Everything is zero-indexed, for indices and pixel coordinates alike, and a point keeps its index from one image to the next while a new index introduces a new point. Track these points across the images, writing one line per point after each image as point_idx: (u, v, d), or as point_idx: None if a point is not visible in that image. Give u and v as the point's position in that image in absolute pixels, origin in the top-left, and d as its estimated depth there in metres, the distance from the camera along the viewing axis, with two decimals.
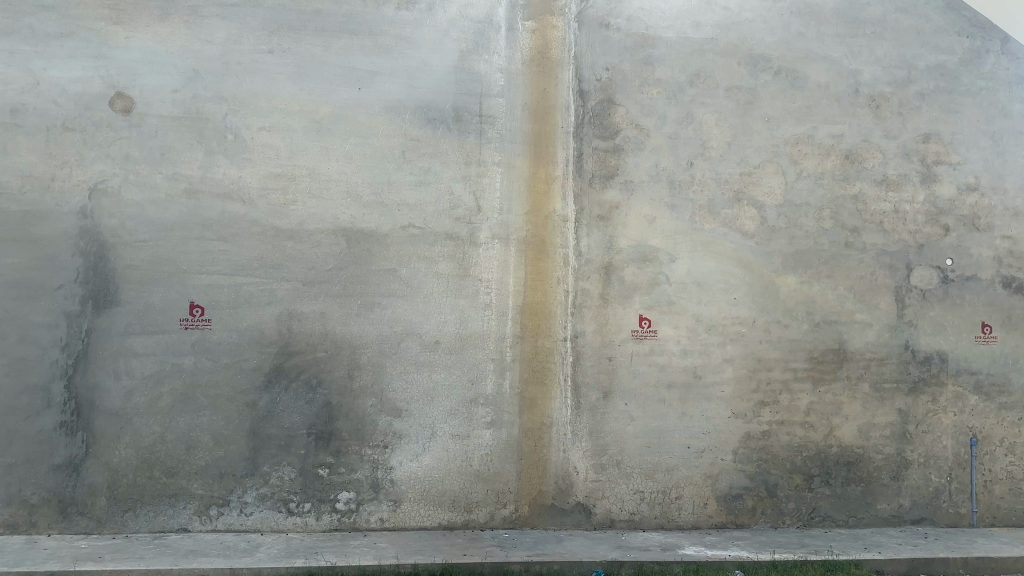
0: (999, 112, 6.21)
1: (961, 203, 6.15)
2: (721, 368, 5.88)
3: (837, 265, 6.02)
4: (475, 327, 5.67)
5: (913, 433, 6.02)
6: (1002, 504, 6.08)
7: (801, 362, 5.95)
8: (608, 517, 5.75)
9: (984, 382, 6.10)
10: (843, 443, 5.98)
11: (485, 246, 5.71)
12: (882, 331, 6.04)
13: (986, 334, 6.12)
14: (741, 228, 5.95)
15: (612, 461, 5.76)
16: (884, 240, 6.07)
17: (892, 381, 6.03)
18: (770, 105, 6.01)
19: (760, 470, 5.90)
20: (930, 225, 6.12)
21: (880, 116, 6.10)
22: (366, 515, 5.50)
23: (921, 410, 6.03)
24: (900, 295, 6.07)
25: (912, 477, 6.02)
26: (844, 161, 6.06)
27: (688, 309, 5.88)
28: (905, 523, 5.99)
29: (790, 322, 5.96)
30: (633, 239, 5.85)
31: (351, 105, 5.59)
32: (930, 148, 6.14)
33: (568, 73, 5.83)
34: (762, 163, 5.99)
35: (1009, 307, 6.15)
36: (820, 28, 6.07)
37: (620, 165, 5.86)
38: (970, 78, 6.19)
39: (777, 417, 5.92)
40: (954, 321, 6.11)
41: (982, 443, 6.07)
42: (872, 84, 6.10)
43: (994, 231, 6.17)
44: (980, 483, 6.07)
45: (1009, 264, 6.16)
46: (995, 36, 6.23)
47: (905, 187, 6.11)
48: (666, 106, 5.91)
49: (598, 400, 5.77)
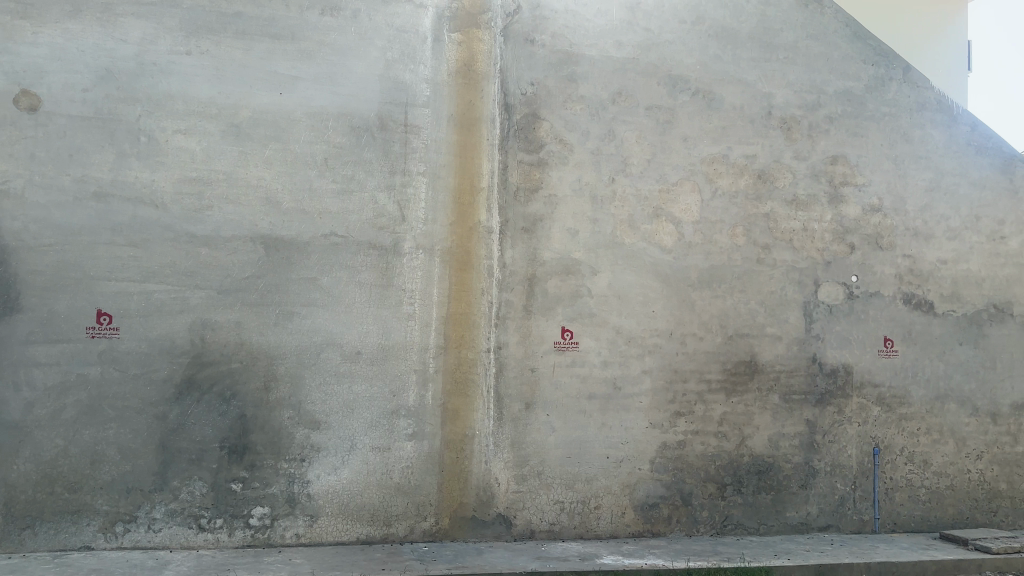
0: (901, 137, 6.55)
1: (866, 223, 6.45)
2: (640, 379, 6.00)
3: (750, 280, 6.23)
4: (397, 338, 5.62)
5: (819, 443, 6.26)
6: (902, 510, 6.37)
7: (715, 373, 6.13)
8: (528, 528, 5.76)
9: (885, 393, 6.40)
10: (754, 453, 6.16)
11: (409, 256, 5.67)
12: (791, 344, 6.27)
13: (887, 347, 6.43)
14: (660, 243, 6.09)
15: (533, 472, 5.79)
16: (794, 257, 6.31)
17: (801, 392, 6.26)
18: (688, 125, 6.19)
19: (676, 479, 6.02)
20: (836, 243, 6.39)
21: (791, 138, 6.35)
22: (281, 530, 5.36)
23: (827, 420, 6.28)
24: (808, 309, 6.31)
25: (819, 485, 6.25)
26: (757, 180, 6.28)
27: (609, 321, 5.97)
28: (812, 530, 6.21)
29: (705, 334, 6.13)
30: (557, 252, 5.92)
31: (271, 110, 5.48)
32: (837, 169, 6.42)
33: (494, 86, 5.87)
34: (680, 181, 6.15)
35: (909, 323, 6.47)
36: (736, 52, 6.29)
37: (544, 178, 5.92)
38: (875, 104, 6.51)
39: (692, 427, 6.06)
40: (858, 335, 6.39)
41: (884, 452, 6.35)
42: (784, 107, 6.35)
43: (896, 250, 6.48)
44: (882, 490, 6.34)
45: (909, 281, 6.49)
46: (897, 65, 6.57)
47: (814, 206, 6.37)
48: (589, 121, 6.02)
49: (520, 411, 5.79)
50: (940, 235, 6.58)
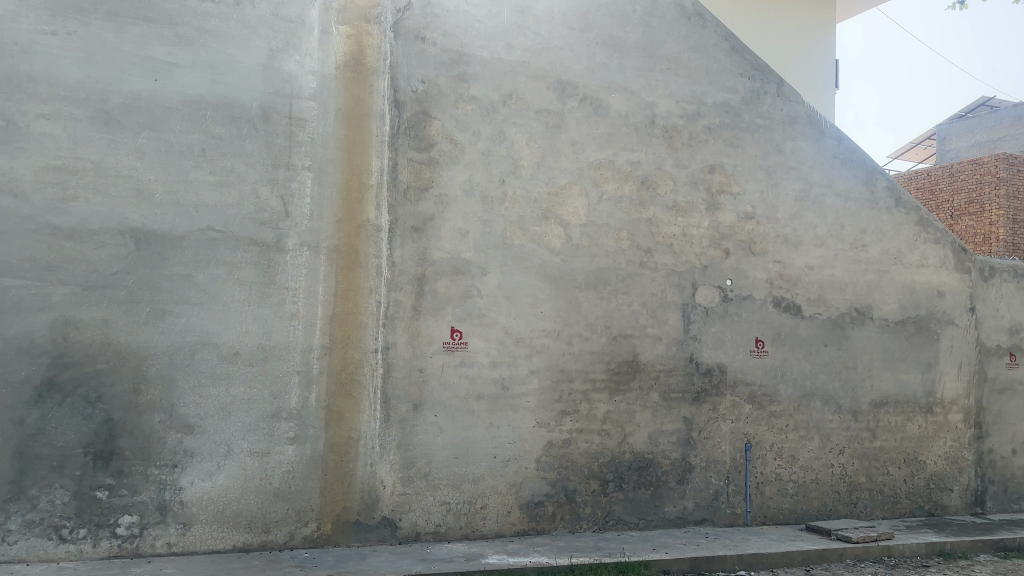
0: (773, 149, 6.92)
1: (741, 229, 6.77)
2: (527, 379, 6.06)
3: (633, 282, 6.41)
4: (279, 338, 5.45)
5: (696, 439, 6.52)
6: (771, 503, 6.71)
7: (599, 373, 6.27)
8: (414, 530, 5.70)
9: (757, 391, 6.74)
10: (636, 450, 6.35)
11: (293, 253, 5.52)
12: (671, 345, 6.50)
13: (759, 348, 6.77)
14: (548, 245, 6.17)
15: (419, 474, 5.74)
16: (674, 261, 6.54)
17: (680, 391, 6.49)
18: (576, 130, 6.31)
19: (560, 477, 6.11)
20: (713, 248, 6.67)
21: (673, 146, 6.60)
22: (150, 539, 5.09)
23: (703, 417, 6.55)
24: (687, 311, 6.56)
25: (695, 480, 6.50)
26: (640, 186, 6.48)
27: (497, 321, 6.00)
28: (688, 523, 6.45)
29: (591, 335, 6.26)
30: (446, 252, 5.89)
31: (146, 97, 5.20)
32: (715, 178, 6.72)
33: (383, 82, 5.79)
34: (568, 184, 6.26)
35: (778, 325, 6.84)
36: (622, 60, 6.48)
37: (434, 177, 5.88)
38: (750, 116, 6.85)
39: (577, 426, 6.18)
40: (733, 336, 6.70)
41: (755, 447, 6.68)
42: (666, 116, 6.59)
43: (769, 256, 6.84)
44: (753, 484, 6.66)
45: (780, 285, 6.85)
46: (771, 80, 6.94)
47: (693, 213, 6.63)
48: (479, 122, 6.03)
49: (407, 412, 5.74)
50: (808, 242, 6.98)
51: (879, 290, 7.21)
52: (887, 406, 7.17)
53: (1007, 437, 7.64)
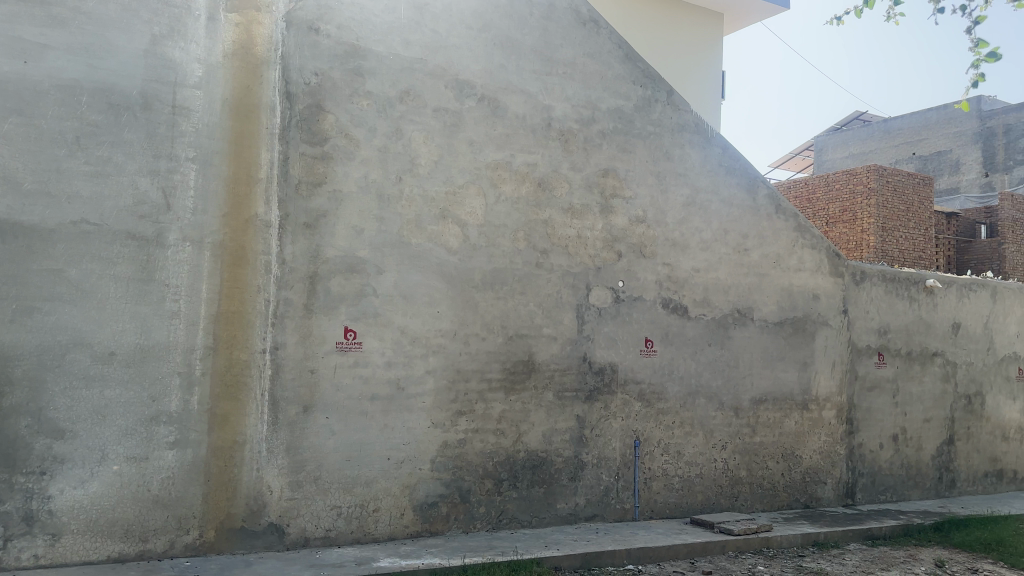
0: (663, 155, 7.16)
1: (633, 232, 6.97)
2: (422, 380, 6.02)
3: (529, 283, 6.47)
4: (160, 337, 5.19)
5: (588, 437, 6.65)
6: (658, 498, 6.93)
7: (495, 372, 6.30)
8: (303, 535, 5.55)
9: (646, 390, 6.95)
10: (529, 449, 6.41)
11: (175, 249, 5.27)
12: (565, 345, 6.60)
13: (648, 347, 6.98)
14: (444, 244, 6.15)
15: (309, 478, 5.60)
16: (569, 262, 6.65)
17: (573, 390, 6.61)
18: (473, 130, 6.32)
19: (454, 478, 6.10)
20: (606, 250, 6.83)
21: (568, 149, 6.71)
22: (15, 552, 4.73)
23: (595, 415, 6.69)
24: (580, 312, 6.68)
25: (586, 478, 6.64)
26: (536, 188, 6.55)
27: (392, 321, 5.92)
28: (579, 520, 6.57)
29: (487, 335, 6.28)
30: (340, 250, 5.77)
31: (13, 79, 4.83)
32: (608, 182, 6.88)
33: (274, 74, 5.62)
34: (465, 184, 6.26)
35: (667, 325, 7.08)
36: (519, 62, 6.54)
37: (327, 173, 5.75)
38: (641, 123, 7.08)
39: (472, 426, 6.18)
40: (624, 336, 6.88)
41: (644, 444, 6.88)
42: (561, 120, 6.70)
43: (658, 259, 7.06)
44: (641, 480, 6.86)
45: (668, 287, 7.10)
46: (661, 88, 7.19)
47: (587, 215, 6.76)
48: (375, 118, 5.94)
49: (297, 414, 5.58)
50: (695, 246, 7.26)
51: (760, 292, 7.58)
52: (766, 403, 7.55)
53: (873, 430, 8.19)
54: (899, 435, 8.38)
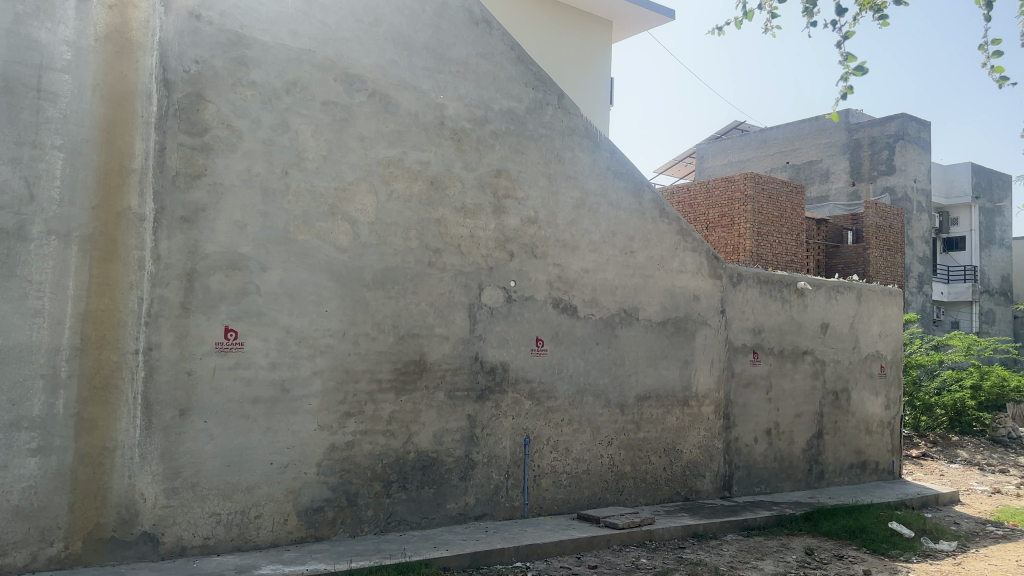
0: (555, 157, 7.27)
1: (524, 233, 7.03)
2: (308, 381, 5.85)
3: (420, 282, 6.41)
4: (19, 338, 4.81)
5: (478, 437, 6.66)
6: (547, 495, 7.03)
7: (385, 373, 6.21)
8: (179, 544, 5.27)
9: (536, 389, 7.03)
10: (419, 449, 6.35)
11: (38, 242, 4.89)
12: (456, 344, 6.58)
13: (539, 347, 7.06)
14: (333, 241, 6.00)
15: (186, 484, 5.33)
16: (461, 262, 6.63)
17: (464, 390, 6.60)
18: (364, 125, 6.20)
19: (342, 480, 5.96)
20: (498, 250, 6.86)
21: (461, 149, 6.70)
22: None
23: (486, 415, 6.71)
24: (472, 311, 6.68)
25: (476, 477, 6.64)
26: (428, 186, 6.50)
27: (277, 320, 5.73)
28: (469, 519, 6.57)
29: (377, 335, 6.18)
30: (221, 246, 5.52)
31: None
32: (501, 182, 6.92)
33: (152, 59, 5.32)
34: (355, 180, 6.13)
35: (557, 325, 7.18)
36: (411, 59, 6.47)
37: (208, 165, 5.49)
38: (533, 124, 7.15)
39: (360, 427, 6.06)
40: (515, 335, 6.92)
41: (533, 442, 6.96)
42: (454, 118, 6.68)
43: (549, 259, 7.16)
44: (531, 478, 6.93)
45: (559, 287, 7.21)
46: (553, 91, 7.30)
47: (480, 215, 6.77)
48: (261, 110, 5.73)
49: (173, 418, 5.30)
50: (584, 247, 7.41)
51: (645, 293, 7.82)
52: (650, 400, 7.80)
53: (748, 425, 8.62)
54: (772, 430, 8.84)
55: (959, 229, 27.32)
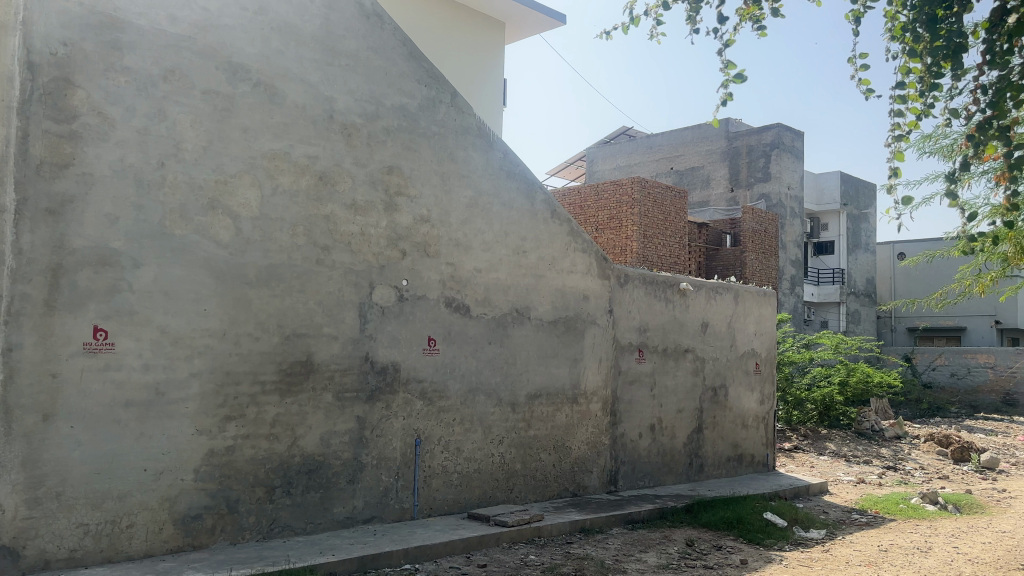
0: (447, 156, 7.23)
1: (416, 231, 6.96)
2: (186, 383, 5.57)
3: (308, 280, 6.23)
4: None
5: (367, 438, 6.54)
6: (437, 496, 6.98)
7: (269, 374, 5.99)
8: (41, 559, 4.90)
9: (427, 389, 6.97)
10: (305, 452, 6.17)
11: None
12: (345, 344, 6.43)
13: (430, 346, 7.00)
14: (214, 237, 5.74)
15: (48, 495, 4.96)
16: (351, 260, 6.49)
17: (353, 391, 6.46)
18: (248, 117, 5.96)
19: (222, 486, 5.71)
20: (390, 248, 6.75)
21: (351, 144, 6.55)
22: None
23: (375, 416, 6.60)
24: (362, 311, 6.55)
25: (365, 479, 6.52)
26: (317, 182, 6.32)
27: (152, 319, 5.43)
28: (356, 523, 6.44)
29: (261, 334, 5.96)
30: (90, 240, 5.17)
31: None
32: (392, 179, 6.82)
33: (13, 39, 4.92)
34: (238, 174, 5.89)
35: (449, 324, 7.15)
36: (299, 50, 6.28)
37: (76, 154, 5.13)
38: (426, 122, 7.09)
39: (243, 430, 5.83)
40: (406, 335, 6.84)
41: (424, 443, 6.90)
42: (344, 113, 6.53)
43: (441, 258, 7.12)
44: (421, 478, 6.87)
45: (451, 286, 7.18)
46: (446, 89, 7.26)
47: (370, 212, 6.65)
48: (134, 97, 5.40)
49: (35, 424, 4.92)
50: (476, 246, 7.41)
51: (536, 293, 7.91)
52: (540, 399, 7.89)
53: (634, 422, 8.88)
54: (656, 425, 9.15)
55: (828, 234, 29.15)
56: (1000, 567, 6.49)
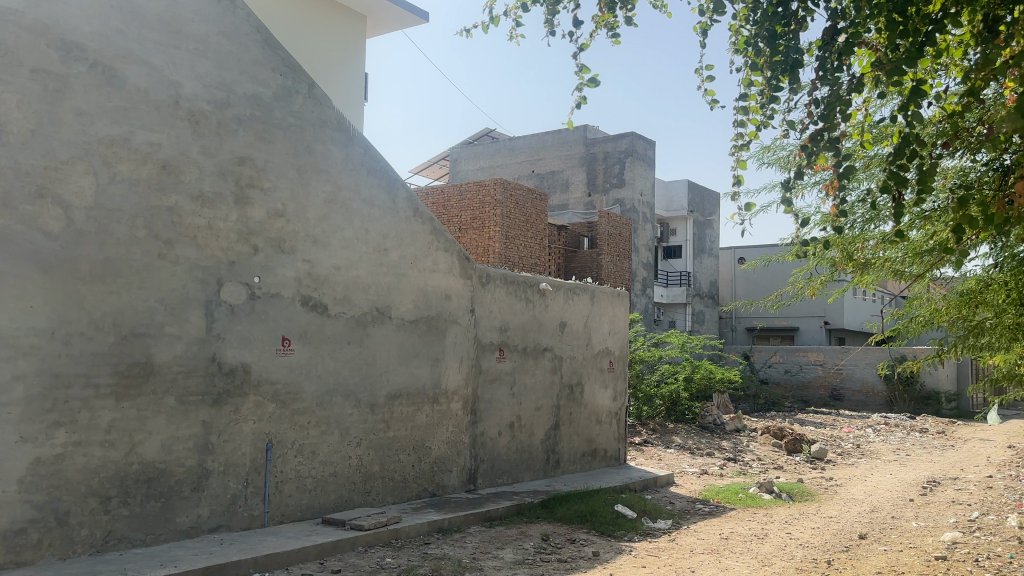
0: (304, 149, 6.98)
1: (271, 226, 6.67)
2: (7, 387, 5.06)
3: (149, 276, 5.82)
4: None
5: (214, 443, 6.20)
6: (289, 501, 6.73)
7: (105, 376, 5.55)
8: None
9: (281, 391, 6.70)
10: (145, 460, 5.77)
11: None
12: (191, 344, 6.07)
13: (284, 347, 6.73)
14: (42, 228, 5.25)
15: None
16: (198, 255, 6.13)
17: (198, 394, 6.11)
18: (82, 99, 5.49)
19: (50, 498, 5.23)
20: (241, 243, 6.44)
21: (199, 132, 6.19)
22: None
23: (223, 420, 6.27)
24: (210, 309, 6.20)
25: (211, 487, 6.17)
26: (160, 171, 5.93)
27: None
28: (202, 533, 6.08)
29: (95, 334, 5.51)
30: None
31: None
32: (244, 171, 6.50)
33: None
34: (70, 160, 5.42)
35: (304, 323, 6.91)
36: (142, 31, 5.86)
37: None
38: (281, 113, 6.81)
39: (73, 438, 5.37)
40: (258, 335, 6.54)
41: (276, 447, 6.63)
42: (192, 99, 6.16)
43: (297, 255, 6.86)
44: (272, 484, 6.59)
45: (307, 284, 6.93)
46: (302, 80, 7.01)
47: (220, 205, 6.31)
48: None
49: None
50: (334, 243, 7.20)
51: (397, 291, 7.80)
52: (400, 399, 7.79)
53: (492, 420, 8.95)
54: (515, 423, 9.27)
55: (677, 238, 30.69)
56: (826, 549, 7.06)
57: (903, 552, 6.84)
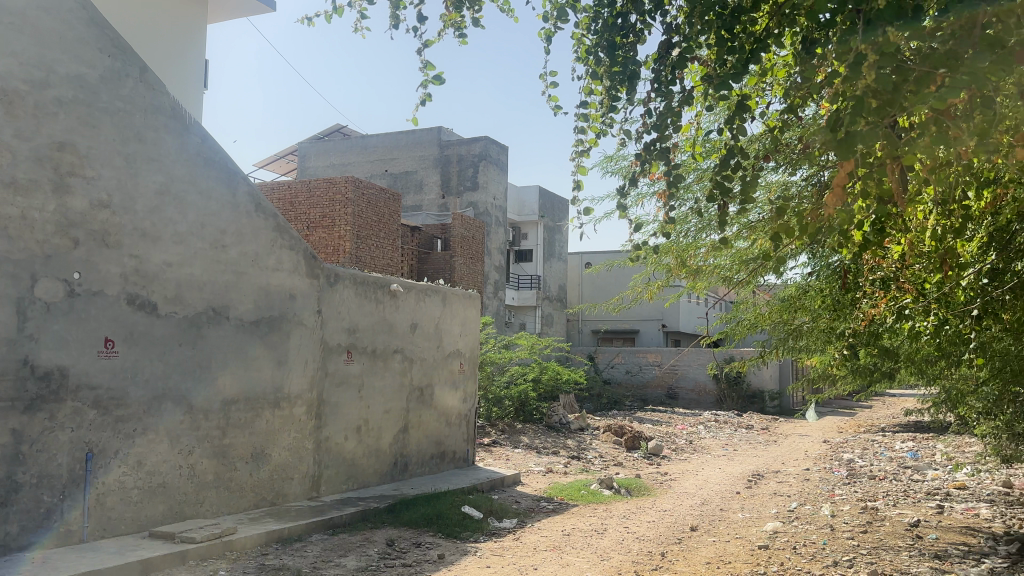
0: (134, 137, 6.50)
1: (93, 218, 6.15)
2: None
3: None
4: None
5: (25, 454, 5.64)
6: (112, 515, 6.23)
7: None
8: None
9: (103, 396, 6.19)
10: None
11: None
12: None
13: (108, 348, 6.23)
14: None
15: None
16: (7, 247, 5.57)
17: (6, 400, 5.54)
18: None
19: None
20: (59, 236, 5.90)
21: (11, 114, 5.63)
22: None
23: (36, 428, 5.71)
24: (22, 307, 5.64)
25: (21, 501, 5.61)
26: None
27: None
28: (9, 552, 5.51)
29: None
30: None
31: None
32: (64, 158, 5.96)
33: None
34: None
35: (131, 323, 6.42)
36: None
37: None
38: (108, 96, 6.30)
39: None
40: (78, 335, 6.01)
41: (97, 456, 6.11)
42: (4, 77, 5.59)
43: (124, 250, 6.37)
44: (93, 496, 6.08)
45: (135, 281, 6.45)
46: (134, 63, 6.52)
47: (35, 194, 5.76)
48: None
49: None
50: (167, 238, 6.75)
51: (236, 291, 7.42)
52: (238, 404, 7.41)
53: (338, 424, 8.71)
54: (361, 427, 9.06)
55: (527, 243, 31.35)
56: (660, 542, 7.40)
57: (730, 542, 7.30)
